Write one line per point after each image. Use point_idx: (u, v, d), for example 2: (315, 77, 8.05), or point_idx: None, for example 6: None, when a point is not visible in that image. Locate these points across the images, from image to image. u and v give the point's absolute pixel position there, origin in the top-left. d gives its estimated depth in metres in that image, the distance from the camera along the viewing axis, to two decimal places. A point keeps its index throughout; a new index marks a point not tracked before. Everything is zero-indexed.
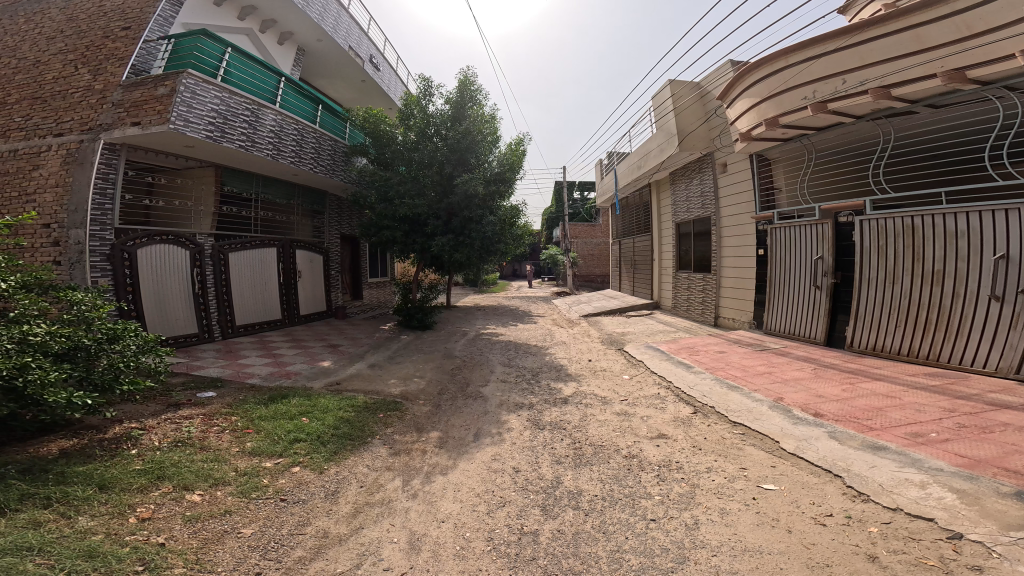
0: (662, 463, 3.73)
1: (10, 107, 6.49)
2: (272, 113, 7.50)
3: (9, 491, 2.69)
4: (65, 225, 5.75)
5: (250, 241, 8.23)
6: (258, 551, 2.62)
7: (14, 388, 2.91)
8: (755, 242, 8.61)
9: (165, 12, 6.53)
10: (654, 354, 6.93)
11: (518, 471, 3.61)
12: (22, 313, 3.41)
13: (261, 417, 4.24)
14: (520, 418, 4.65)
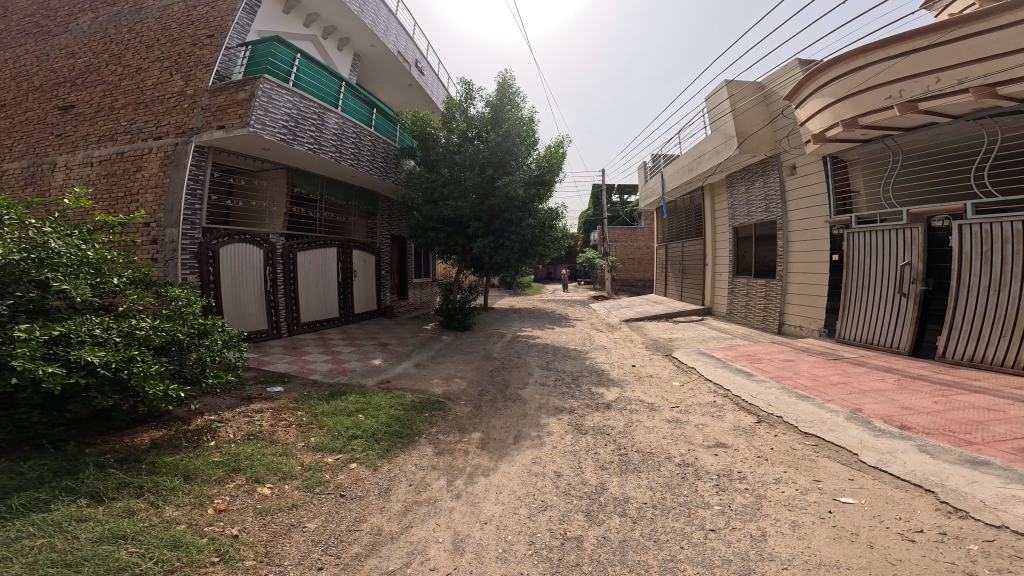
0: (722, 473, 3.54)
1: (116, 111, 7.17)
2: (336, 116, 7.95)
3: (108, 480, 2.98)
4: (161, 224, 6.33)
5: (315, 241, 8.72)
6: (321, 546, 2.75)
7: (120, 380, 3.21)
8: (828, 247, 8.05)
9: (242, 19, 7.11)
10: (710, 361, 6.61)
11: (561, 475, 3.55)
12: (128, 307, 3.76)
13: (323, 412, 4.43)
14: (561, 422, 4.52)
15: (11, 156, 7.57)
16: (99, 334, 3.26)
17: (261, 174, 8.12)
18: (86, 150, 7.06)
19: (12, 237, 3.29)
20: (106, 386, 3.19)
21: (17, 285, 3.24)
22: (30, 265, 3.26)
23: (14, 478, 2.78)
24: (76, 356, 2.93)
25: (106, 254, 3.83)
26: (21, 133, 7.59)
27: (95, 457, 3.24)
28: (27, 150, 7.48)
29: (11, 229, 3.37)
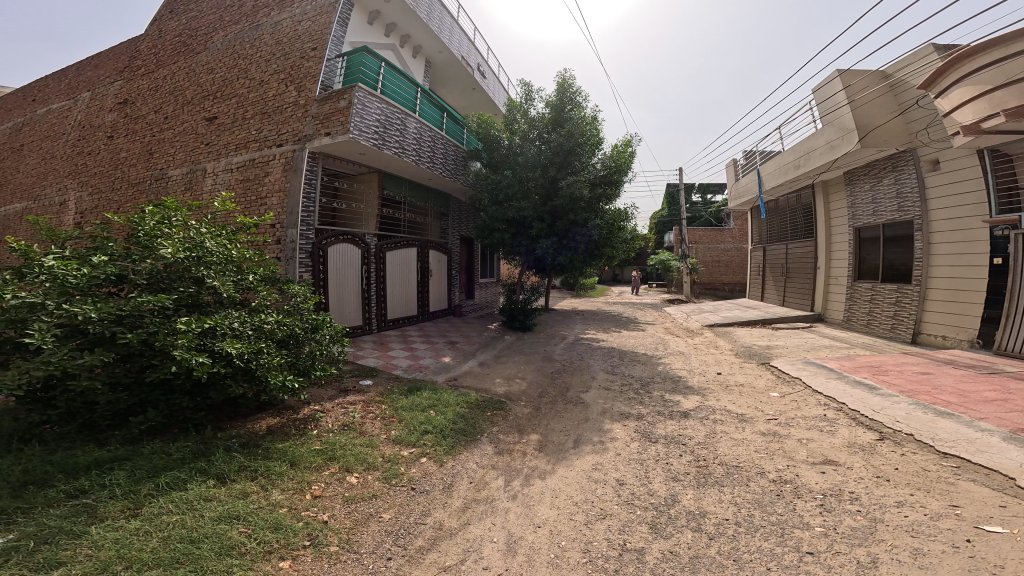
0: (830, 492, 3.03)
1: (248, 122, 7.86)
2: (415, 121, 8.28)
3: (230, 462, 3.34)
4: (284, 225, 6.91)
5: (398, 240, 9.17)
6: (393, 538, 2.88)
7: (250, 369, 3.57)
8: (987, 251, 6.80)
9: (337, 32, 7.51)
10: (821, 372, 5.79)
11: (622, 483, 3.33)
12: (260, 303, 4.18)
13: (403, 407, 4.60)
14: (627, 428, 4.21)
15: (172, 163, 8.48)
16: (234, 326, 3.61)
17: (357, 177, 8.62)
18: (228, 156, 7.83)
19: (179, 237, 3.72)
20: (240, 376, 3.54)
21: (178, 280, 3.66)
22: (189, 263, 3.66)
23: (164, 458, 3.25)
24: (220, 348, 3.30)
25: (245, 253, 4.21)
26: (179, 142, 8.52)
27: (223, 440, 3.66)
28: (184, 159, 8.38)
29: (177, 230, 3.78)
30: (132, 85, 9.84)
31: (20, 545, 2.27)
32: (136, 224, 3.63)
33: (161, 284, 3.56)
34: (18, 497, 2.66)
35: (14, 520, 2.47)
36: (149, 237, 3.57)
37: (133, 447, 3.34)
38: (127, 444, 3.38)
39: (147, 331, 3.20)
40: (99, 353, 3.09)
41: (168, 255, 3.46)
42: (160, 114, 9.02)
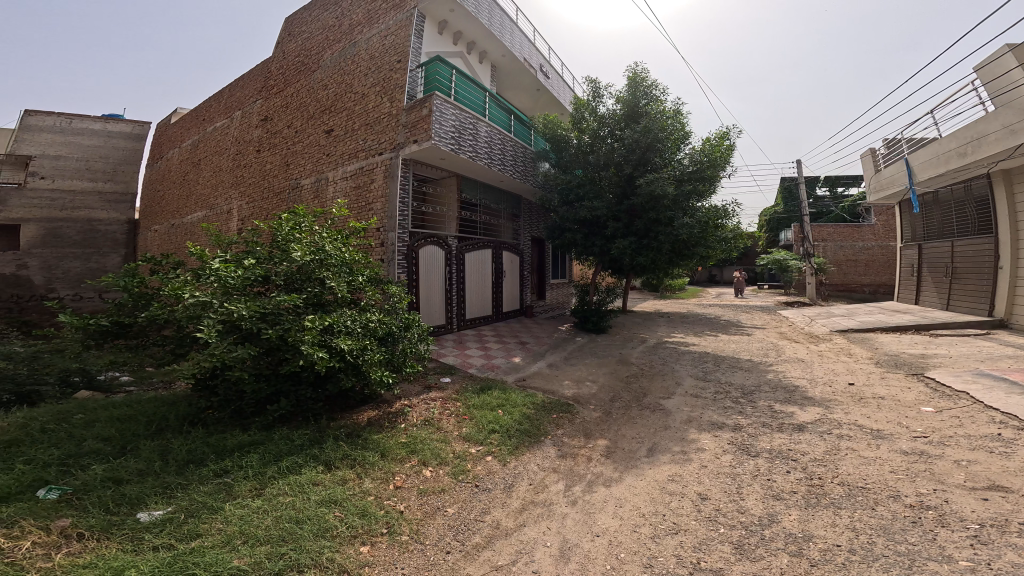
0: (990, 522, 2.30)
1: (355, 133, 7.76)
2: (485, 126, 7.84)
3: (337, 450, 3.58)
4: (387, 228, 6.84)
5: (481, 242, 8.73)
6: (455, 533, 2.88)
7: (358, 365, 3.65)
8: None
9: (415, 44, 7.17)
10: (1000, 385, 4.51)
11: (704, 498, 2.91)
12: (368, 302, 3.95)
13: (474, 405, 4.58)
14: (718, 438, 3.68)
15: (303, 173, 8.66)
16: (347, 323, 3.62)
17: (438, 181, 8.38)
18: (344, 166, 7.84)
19: (304, 242, 3.74)
20: (349, 369, 3.65)
21: (306, 281, 3.69)
22: (315, 265, 3.67)
23: (286, 444, 3.60)
24: (337, 344, 3.39)
25: (356, 255, 3.98)
26: (308, 154, 8.65)
27: (335, 429, 3.95)
28: (313, 169, 8.48)
29: (304, 236, 3.79)
30: (262, 105, 10.24)
31: (171, 517, 2.75)
32: (275, 229, 3.80)
33: (297, 283, 3.66)
34: (176, 475, 3.23)
35: (171, 496, 3.00)
36: (283, 242, 3.69)
37: (267, 432, 3.75)
38: (263, 430, 3.79)
39: (282, 328, 3.33)
40: (248, 345, 3.31)
41: (297, 258, 3.50)
42: (290, 128, 9.21)
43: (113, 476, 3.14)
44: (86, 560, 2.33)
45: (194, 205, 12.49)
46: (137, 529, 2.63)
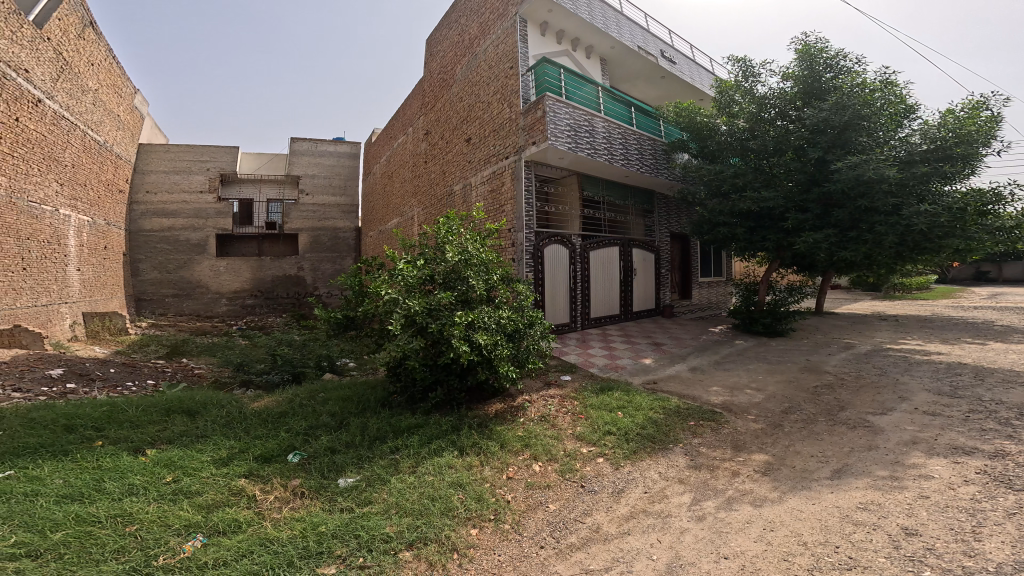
0: None
1: (485, 138, 7.76)
2: (601, 120, 7.24)
3: (470, 437, 3.90)
4: (514, 229, 6.78)
5: (607, 240, 8.14)
6: (552, 527, 2.92)
7: (491, 360, 3.97)
8: None
9: (523, 48, 6.97)
10: None
11: (912, 532, 2.17)
12: (503, 298, 4.43)
13: (591, 405, 4.43)
14: (954, 465, 2.73)
15: (454, 179, 8.91)
16: (484, 320, 3.99)
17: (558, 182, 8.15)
18: (481, 171, 7.85)
19: (454, 243, 4.33)
20: (484, 363, 4.02)
21: (457, 279, 4.22)
22: (461, 265, 4.23)
23: (438, 428, 4.06)
24: (476, 339, 3.78)
25: (493, 255, 4.51)
26: (455, 160, 8.91)
27: (469, 417, 4.27)
28: (460, 174, 8.67)
29: (455, 236, 4.41)
30: (421, 122, 11.03)
31: (357, 484, 3.40)
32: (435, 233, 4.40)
33: (451, 280, 4.21)
34: (366, 448, 3.91)
35: (362, 465, 3.67)
36: (441, 243, 4.30)
37: (426, 417, 4.28)
38: (423, 415, 4.33)
39: (440, 322, 3.86)
40: (418, 338, 3.88)
41: (450, 258, 4.11)
42: (441, 140, 9.67)
43: (331, 446, 3.96)
44: (297, 514, 3.11)
45: (385, 216, 14.35)
46: (333, 492, 3.34)
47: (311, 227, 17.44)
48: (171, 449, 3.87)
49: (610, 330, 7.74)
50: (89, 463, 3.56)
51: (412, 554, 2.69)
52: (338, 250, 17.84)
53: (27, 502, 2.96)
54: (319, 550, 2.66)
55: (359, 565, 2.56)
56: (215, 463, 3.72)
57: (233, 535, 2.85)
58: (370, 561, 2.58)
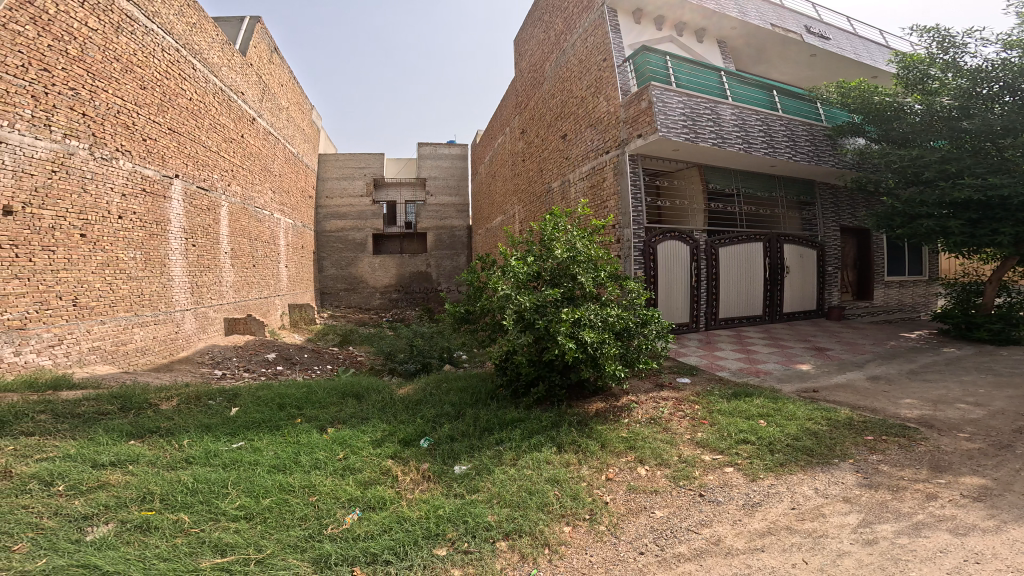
0: None
1: (583, 133, 7.50)
2: (730, 107, 6.83)
3: (568, 435, 4.12)
4: (619, 225, 6.46)
5: (741, 236, 7.45)
6: (659, 534, 2.99)
7: (596, 357, 4.35)
8: None
9: (615, 39, 6.73)
10: None
11: None
12: (609, 296, 4.81)
13: (719, 411, 4.23)
14: None
15: (551, 176, 8.80)
16: (590, 318, 4.42)
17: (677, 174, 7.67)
18: (579, 167, 7.59)
19: (562, 241, 4.87)
20: (588, 361, 4.39)
21: (563, 276, 4.76)
22: (569, 262, 4.76)
23: (537, 424, 4.31)
24: (581, 337, 4.21)
25: (601, 253, 4.94)
26: (551, 157, 8.81)
27: (568, 415, 4.48)
28: (557, 171, 8.54)
29: (561, 233, 4.95)
30: (518, 121, 11.18)
31: (469, 472, 3.70)
32: (543, 230, 4.97)
33: (557, 277, 4.77)
34: (477, 438, 4.22)
35: (473, 454, 3.97)
36: (548, 241, 4.90)
37: (528, 411, 4.59)
38: (525, 409, 4.65)
39: (544, 320, 4.37)
40: (527, 333, 4.37)
41: (558, 254, 4.67)
42: (537, 139, 9.65)
43: (450, 434, 4.29)
44: (422, 496, 3.44)
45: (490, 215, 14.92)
46: (451, 477, 3.65)
47: (436, 226, 19.36)
48: (344, 429, 4.44)
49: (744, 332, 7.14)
50: (293, 438, 4.29)
51: (507, 544, 2.94)
52: (455, 247, 19.42)
53: (247, 470, 3.71)
54: (437, 532, 3.00)
55: (464, 549, 2.87)
56: (371, 444, 4.19)
57: (380, 511, 3.23)
58: (473, 547, 2.86)
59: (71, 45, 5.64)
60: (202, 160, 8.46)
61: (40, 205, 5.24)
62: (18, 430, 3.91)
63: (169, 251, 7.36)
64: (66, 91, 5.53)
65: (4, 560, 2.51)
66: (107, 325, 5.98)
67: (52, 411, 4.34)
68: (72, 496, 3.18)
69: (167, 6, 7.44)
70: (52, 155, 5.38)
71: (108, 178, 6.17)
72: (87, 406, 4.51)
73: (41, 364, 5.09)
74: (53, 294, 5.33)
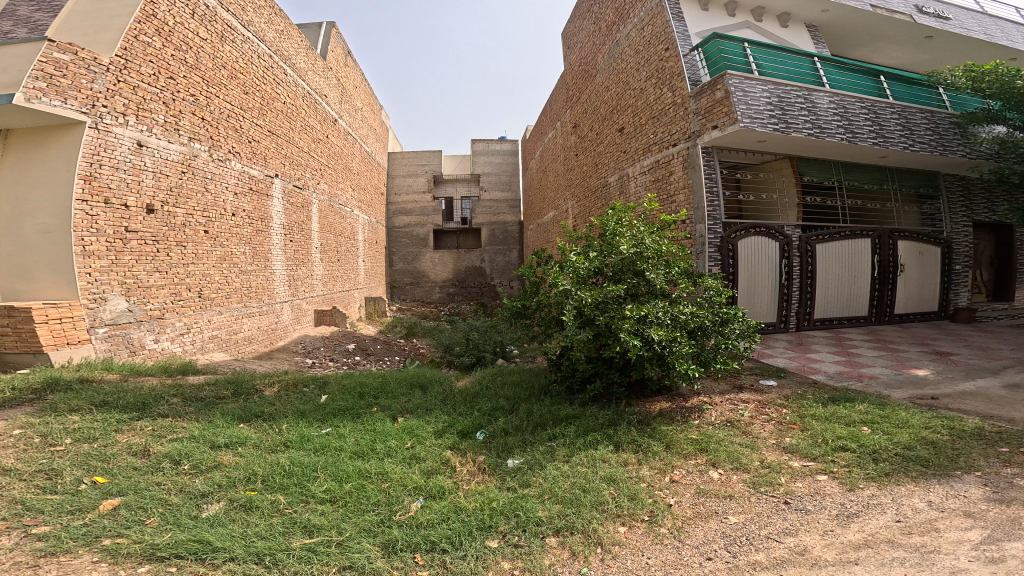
0: None
1: (644, 126, 7.24)
2: (827, 93, 6.32)
3: (627, 434, 3.98)
4: (691, 221, 6.20)
5: (843, 231, 6.88)
6: (730, 541, 2.73)
7: (664, 355, 4.18)
8: None
9: (679, 28, 6.38)
10: None
11: None
12: (679, 294, 4.64)
13: (813, 416, 3.87)
14: None
15: (608, 169, 8.61)
16: (657, 315, 4.26)
17: (766, 166, 7.22)
18: (640, 161, 7.35)
19: (625, 235, 4.75)
20: (654, 359, 4.23)
21: (626, 272, 4.67)
22: (635, 257, 4.61)
23: (594, 421, 4.19)
24: (648, 335, 4.08)
25: (672, 249, 4.76)
26: (608, 150, 8.62)
27: (629, 414, 4.35)
28: (615, 165, 8.34)
29: (625, 228, 4.80)
30: (569, 114, 11.10)
31: (521, 466, 3.68)
32: (605, 225, 4.86)
33: (619, 274, 4.68)
34: (529, 433, 4.18)
35: (525, 449, 3.95)
36: (611, 236, 4.78)
37: (583, 407, 4.49)
38: (581, 405, 4.56)
39: (607, 316, 4.29)
40: (586, 329, 4.31)
41: (623, 250, 4.52)
42: (592, 131, 9.49)
43: (504, 428, 4.29)
44: (477, 488, 3.47)
45: (542, 209, 15.00)
46: (504, 470, 3.66)
47: (488, 221, 19.73)
48: (412, 419, 4.58)
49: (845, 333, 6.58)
50: (369, 425, 4.48)
51: (557, 540, 2.91)
52: (507, 243, 19.75)
53: (333, 455, 3.93)
54: (489, 524, 3.02)
55: (514, 542, 2.88)
56: (432, 434, 4.28)
57: (439, 500, 3.30)
58: (523, 542, 2.86)
59: (189, 53, 6.29)
60: (297, 159, 9.38)
61: (173, 203, 6.08)
62: (156, 411, 4.48)
63: (272, 246, 8.35)
64: (186, 98, 6.26)
65: (136, 532, 2.82)
66: (224, 316, 6.90)
67: (181, 395, 4.91)
68: (194, 474, 3.58)
69: (258, 14, 8.01)
70: (181, 157, 6.20)
71: (224, 178, 7.02)
72: (208, 390, 5.08)
73: (173, 351, 6.04)
74: (183, 286, 6.23)
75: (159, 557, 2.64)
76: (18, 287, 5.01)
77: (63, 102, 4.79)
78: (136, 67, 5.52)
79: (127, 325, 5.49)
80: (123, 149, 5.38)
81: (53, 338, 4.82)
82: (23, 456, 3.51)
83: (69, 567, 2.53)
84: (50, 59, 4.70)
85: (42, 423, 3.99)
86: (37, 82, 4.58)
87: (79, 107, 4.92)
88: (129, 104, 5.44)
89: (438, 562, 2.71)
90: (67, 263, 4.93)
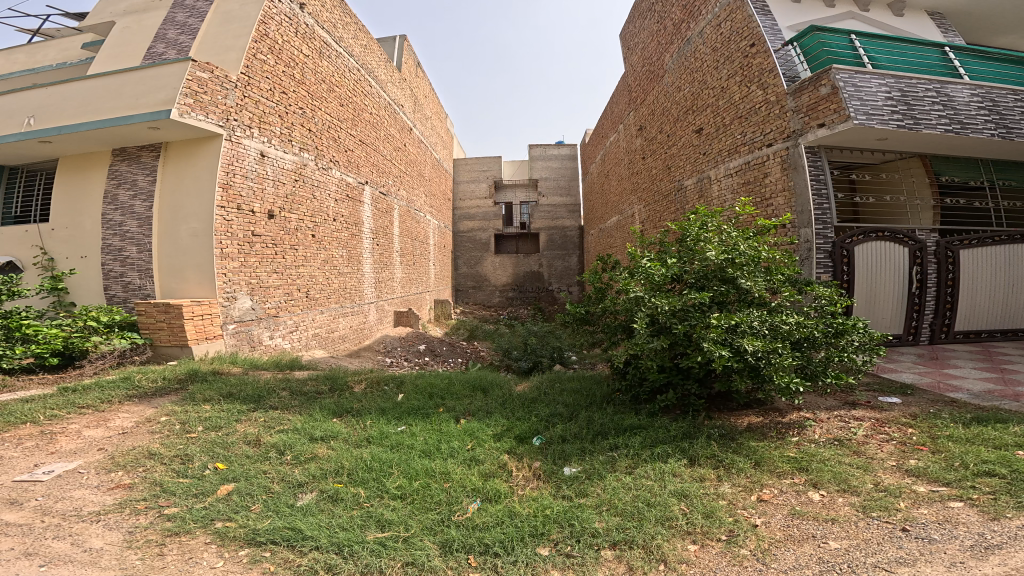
0: None
1: (727, 126, 6.85)
2: (966, 86, 5.53)
3: (705, 448, 3.56)
4: (794, 225, 5.71)
5: (993, 235, 6.20)
6: (829, 569, 2.24)
7: (758, 367, 3.70)
8: None
9: (765, 22, 6.11)
10: None
11: None
12: (782, 302, 4.14)
13: (947, 436, 3.31)
14: None
15: (684, 172, 8.29)
16: (751, 325, 3.78)
17: (888, 164, 6.55)
18: (724, 162, 6.96)
19: (712, 241, 4.30)
20: (745, 371, 3.76)
21: (711, 279, 4.24)
22: (724, 264, 4.17)
23: (664, 433, 3.87)
24: (739, 343, 3.62)
25: (773, 252, 4.29)
26: (683, 152, 8.30)
27: (709, 428, 3.95)
28: (692, 167, 8.00)
29: (712, 233, 4.41)
30: (635, 117, 10.99)
31: (578, 474, 3.43)
32: (686, 230, 4.58)
33: (703, 280, 4.26)
34: (589, 442, 3.95)
35: (584, 458, 3.70)
36: (695, 242, 4.39)
37: (651, 418, 4.22)
38: (649, 416, 4.29)
39: (689, 324, 3.93)
40: (660, 337, 4.00)
41: (711, 257, 4.10)
42: (662, 133, 9.26)
43: (563, 435, 4.10)
44: (532, 494, 3.26)
45: (605, 214, 14.87)
46: (560, 478, 3.42)
47: (548, 226, 20.04)
48: (473, 421, 4.55)
49: (994, 349, 5.97)
50: (437, 425, 4.50)
51: (614, 554, 2.57)
52: (567, 248, 19.99)
53: (406, 452, 3.86)
54: (542, 531, 2.75)
55: (566, 552, 2.58)
56: (492, 437, 4.19)
57: (494, 504, 3.10)
58: (576, 552, 2.56)
59: (296, 69, 7.30)
60: (381, 167, 10.58)
61: (288, 209, 7.10)
62: (269, 404, 4.84)
63: (363, 250, 9.50)
64: (297, 111, 7.30)
65: (243, 517, 2.91)
66: (323, 315, 7.88)
67: (288, 389, 5.38)
68: (296, 464, 3.67)
69: (347, 31, 8.92)
70: (294, 165, 7.23)
71: (327, 186, 8.10)
72: (310, 386, 5.52)
73: (284, 346, 6.94)
74: (295, 286, 7.19)
75: (258, 542, 2.70)
76: (174, 286, 6.10)
77: (206, 116, 5.84)
78: (257, 84, 6.52)
79: (250, 322, 6.43)
80: (250, 158, 6.43)
81: (195, 333, 5.71)
82: (165, 441, 3.91)
83: (187, 547, 2.66)
84: (194, 77, 5.75)
85: (182, 411, 4.52)
86: (186, 99, 5.64)
87: (216, 121, 5.96)
88: (253, 118, 6.47)
89: (489, 565, 2.51)
90: (208, 266, 5.93)
